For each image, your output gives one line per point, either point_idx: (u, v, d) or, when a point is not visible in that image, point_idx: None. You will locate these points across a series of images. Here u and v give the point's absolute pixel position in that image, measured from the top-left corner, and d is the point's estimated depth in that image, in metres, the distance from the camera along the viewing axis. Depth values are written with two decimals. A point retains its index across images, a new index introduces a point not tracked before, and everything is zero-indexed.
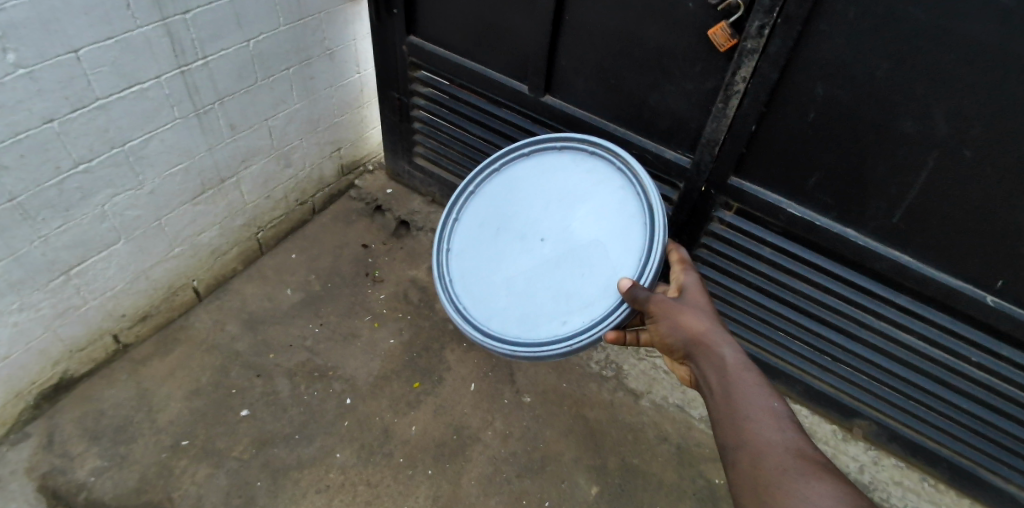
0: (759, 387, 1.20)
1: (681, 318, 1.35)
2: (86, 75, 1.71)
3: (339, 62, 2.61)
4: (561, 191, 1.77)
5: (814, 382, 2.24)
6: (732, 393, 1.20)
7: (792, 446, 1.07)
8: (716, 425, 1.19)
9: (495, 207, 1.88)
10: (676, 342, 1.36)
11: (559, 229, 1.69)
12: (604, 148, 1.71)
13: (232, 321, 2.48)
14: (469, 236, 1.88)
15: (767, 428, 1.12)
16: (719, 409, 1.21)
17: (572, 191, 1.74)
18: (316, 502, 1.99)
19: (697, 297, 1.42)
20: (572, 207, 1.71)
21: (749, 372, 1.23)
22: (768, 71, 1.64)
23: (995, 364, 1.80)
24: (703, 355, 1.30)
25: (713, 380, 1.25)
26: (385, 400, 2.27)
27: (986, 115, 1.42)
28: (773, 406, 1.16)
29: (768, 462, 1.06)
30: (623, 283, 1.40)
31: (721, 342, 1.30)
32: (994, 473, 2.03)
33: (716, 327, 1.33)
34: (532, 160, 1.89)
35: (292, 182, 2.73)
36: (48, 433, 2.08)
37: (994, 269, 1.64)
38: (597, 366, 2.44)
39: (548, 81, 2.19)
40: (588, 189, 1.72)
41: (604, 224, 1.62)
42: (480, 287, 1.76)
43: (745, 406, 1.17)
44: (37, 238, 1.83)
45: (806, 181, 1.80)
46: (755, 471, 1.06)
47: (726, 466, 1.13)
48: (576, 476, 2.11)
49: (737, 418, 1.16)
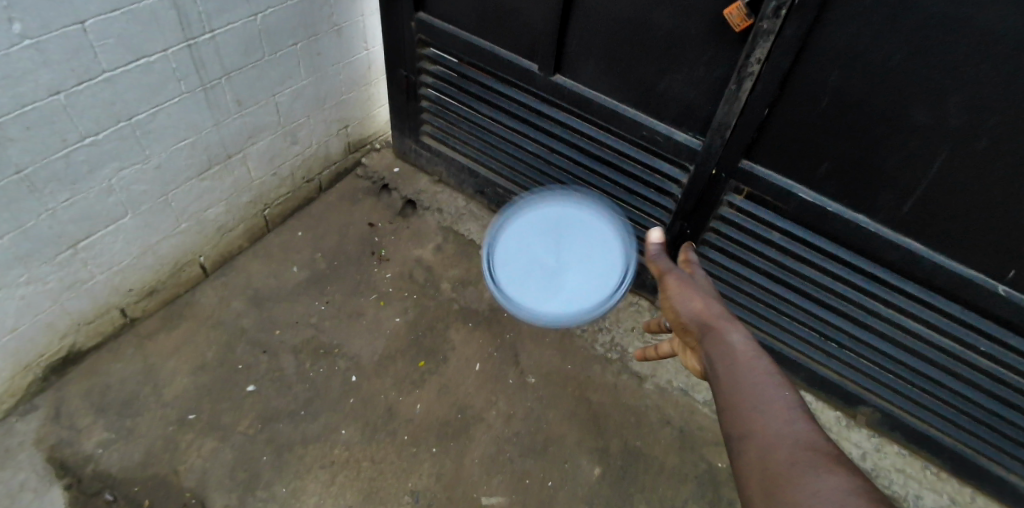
0: (769, 375, 1.06)
1: (690, 298, 1.30)
2: (93, 47, 1.69)
3: (346, 39, 2.58)
4: (559, 216, 2.32)
5: (819, 369, 2.24)
6: (737, 377, 1.07)
7: (804, 439, 0.93)
8: (720, 414, 1.05)
9: (517, 231, 2.35)
10: (681, 323, 1.28)
11: (566, 262, 2.15)
12: (590, 193, 2.44)
13: (238, 297, 2.48)
14: (501, 252, 2.31)
15: (774, 418, 0.97)
16: (724, 397, 1.07)
17: (569, 222, 2.29)
18: (320, 478, 2.01)
19: (708, 286, 1.35)
20: (572, 233, 2.23)
21: (758, 358, 1.10)
22: (781, 56, 1.60)
23: (1002, 354, 1.78)
24: (708, 336, 1.19)
25: (716, 363, 1.13)
26: (389, 379, 2.28)
27: (1003, 102, 1.38)
28: (783, 395, 1.01)
29: (776, 455, 0.91)
30: (651, 231, 1.43)
31: (730, 326, 1.20)
32: (997, 463, 2.03)
33: (726, 313, 1.24)
34: (536, 205, 2.45)
35: (299, 159, 2.71)
36: (56, 405, 2.09)
37: (1008, 259, 1.61)
38: (601, 348, 2.44)
39: (557, 61, 2.14)
40: (580, 229, 2.26)
41: (599, 256, 2.17)
42: (518, 287, 2.17)
43: (752, 393, 1.03)
44: (44, 212, 1.83)
45: (819, 166, 1.77)
46: (764, 464, 0.91)
47: (730, 460, 0.98)
48: (579, 458, 2.12)
49: (743, 407, 1.01)
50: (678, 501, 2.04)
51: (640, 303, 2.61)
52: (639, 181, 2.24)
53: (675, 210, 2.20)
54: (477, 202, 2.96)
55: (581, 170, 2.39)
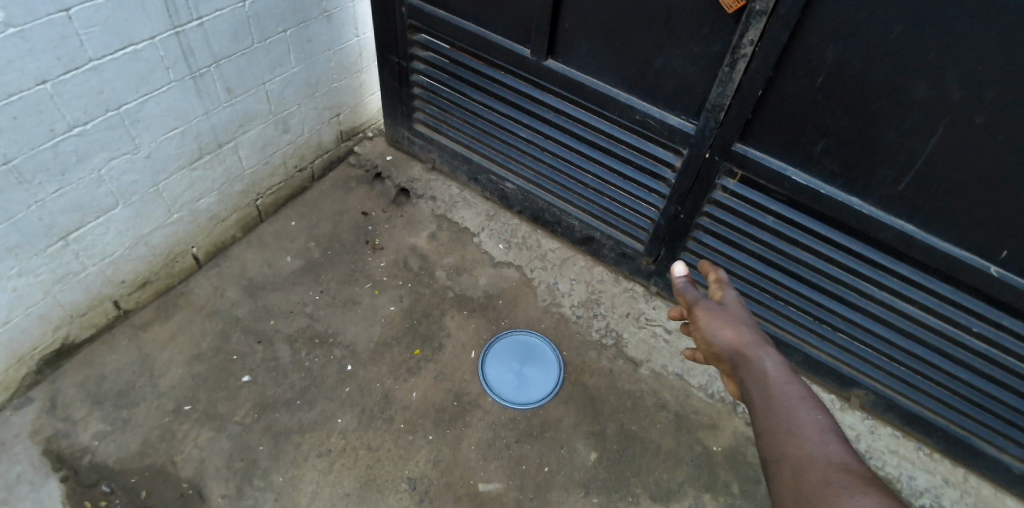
0: (803, 401, 1.11)
1: (721, 327, 1.30)
2: (78, 35, 1.67)
3: (337, 24, 2.55)
4: (529, 339, 2.41)
5: (813, 352, 2.25)
6: (771, 403, 1.12)
7: (837, 461, 0.99)
8: (758, 439, 1.11)
9: (496, 343, 2.38)
10: (715, 352, 1.29)
11: (541, 362, 2.34)
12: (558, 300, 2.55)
13: (232, 287, 2.47)
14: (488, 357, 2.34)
15: (809, 442, 1.04)
16: (762, 423, 1.12)
17: (539, 343, 2.40)
18: (317, 466, 2.01)
19: (738, 309, 1.34)
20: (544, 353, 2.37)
21: (793, 385, 1.14)
22: (778, 33, 1.60)
23: (996, 334, 1.79)
24: (744, 367, 1.21)
25: (752, 393, 1.17)
26: (385, 367, 2.28)
27: (998, 79, 1.39)
28: (816, 419, 1.07)
29: (811, 475, 0.98)
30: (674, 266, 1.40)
31: (763, 355, 1.22)
32: (991, 443, 2.05)
33: (759, 341, 1.25)
34: (510, 301, 2.53)
35: (291, 147, 2.69)
36: (52, 397, 2.09)
37: (1001, 238, 1.62)
38: (596, 334, 2.45)
39: (550, 45, 2.13)
40: (548, 351, 2.37)
41: (562, 356, 2.36)
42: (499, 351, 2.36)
43: (786, 417, 1.09)
44: (34, 202, 1.81)
45: (813, 148, 1.77)
46: (800, 484, 0.98)
47: (768, 480, 1.04)
48: (575, 442, 2.13)
49: (780, 432, 1.07)
50: (674, 484, 2.05)
51: (635, 288, 2.61)
52: (633, 165, 2.23)
53: (669, 195, 2.19)
54: (472, 189, 2.95)
55: (575, 155, 2.38)
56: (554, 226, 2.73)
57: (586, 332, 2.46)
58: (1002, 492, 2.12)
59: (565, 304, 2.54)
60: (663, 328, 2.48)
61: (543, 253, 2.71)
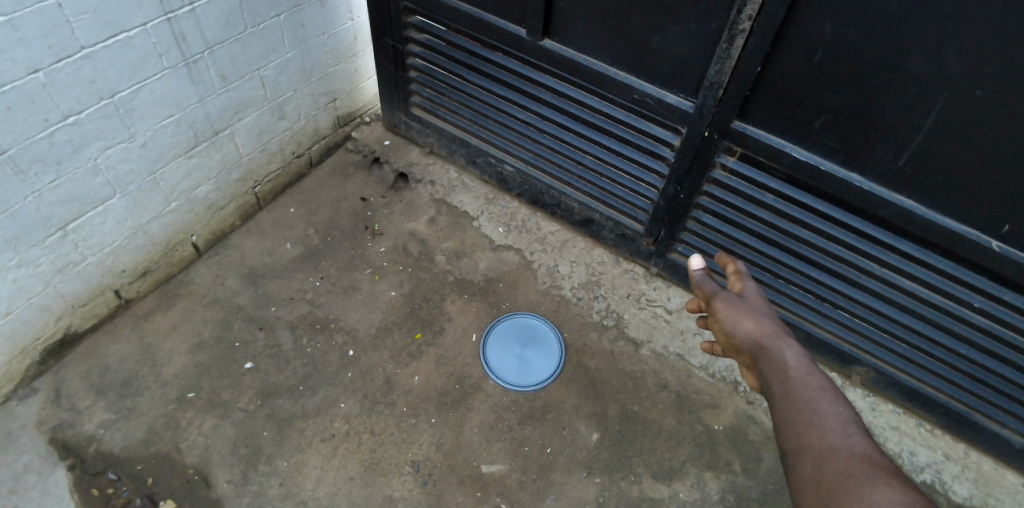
0: (824, 391, 1.12)
1: (741, 319, 1.31)
2: (68, 23, 1.65)
3: (330, 8, 2.52)
4: (526, 323, 2.41)
5: (815, 330, 2.25)
6: (792, 395, 1.14)
7: (860, 452, 1.00)
8: (778, 430, 1.13)
9: (499, 332, 2.37)
10: (734, 344, 1.31)
11: (544, 341, 2.36)
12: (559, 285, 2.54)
13: (233, 276, 2.47)
14: (494, 346, 2.33)
15: (831, 433, 1.05)
16: (783, 414, 1.13)
17: (537, 326, 2.40)
18: (321, 451, 2.02)
19: (758, 301, 1.35)
20: (544, 334, 2.38)
21: (813, 376, 1.16)
22: (776, 9, 1.57)
23: (997, 310, 1.79)
24: (764, 358, 1.23)
25: (773, 384, 1.18)
26: (387, 352, 2.29)
27: (999, 51, 1.36)
28: (838, 410, 1.09)
29: (833, 466, 0.99)
30: (691, 259, 1.43)
31: (783, 347, 1.23)
32: (992, 418, 2.05)
33: (779, 332, 1.26)
34: (512, 287, 2.52)
35: (288, 134, 2.68)
36: (55, 387, 2.10)
37: (1001, 214, 1.61)
38: (597, 315, 2.45)
39: (546, 25, 2.10)
40: (546, 332, 2.39)
41: (557, 334, 2.38)
42: (502, 339, 2.35)
43: (808, 409, 1.10)
44: (31, 194, 1.80)
45: (812, 124, 1.75)
46: (821, 475, 0.99)
47: (788, 471, 1.06)
48: (577, 423, 2.14)
49: (801, 424, 1.09)
50: (675, 463, 2.07)
51: (635, 270, 2.61)
52: (633, 145, 2.21)
53: (668, 174, 2.18)
54: (470, 174, 2.94)
55: (573, 136, 2.36)
56: (553, 208, 2.72)
57: (588, 316, 2.45)
58: (1004, 467, 2.12)
59: (566, 286, 2.54)
60: (663, 309, 2.49)
61: (542, 236, 2.71)
